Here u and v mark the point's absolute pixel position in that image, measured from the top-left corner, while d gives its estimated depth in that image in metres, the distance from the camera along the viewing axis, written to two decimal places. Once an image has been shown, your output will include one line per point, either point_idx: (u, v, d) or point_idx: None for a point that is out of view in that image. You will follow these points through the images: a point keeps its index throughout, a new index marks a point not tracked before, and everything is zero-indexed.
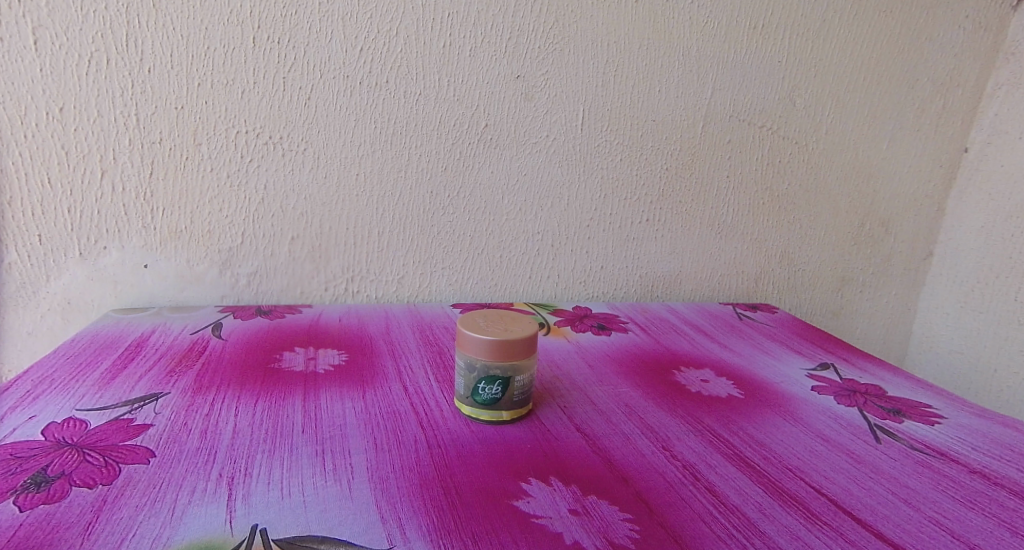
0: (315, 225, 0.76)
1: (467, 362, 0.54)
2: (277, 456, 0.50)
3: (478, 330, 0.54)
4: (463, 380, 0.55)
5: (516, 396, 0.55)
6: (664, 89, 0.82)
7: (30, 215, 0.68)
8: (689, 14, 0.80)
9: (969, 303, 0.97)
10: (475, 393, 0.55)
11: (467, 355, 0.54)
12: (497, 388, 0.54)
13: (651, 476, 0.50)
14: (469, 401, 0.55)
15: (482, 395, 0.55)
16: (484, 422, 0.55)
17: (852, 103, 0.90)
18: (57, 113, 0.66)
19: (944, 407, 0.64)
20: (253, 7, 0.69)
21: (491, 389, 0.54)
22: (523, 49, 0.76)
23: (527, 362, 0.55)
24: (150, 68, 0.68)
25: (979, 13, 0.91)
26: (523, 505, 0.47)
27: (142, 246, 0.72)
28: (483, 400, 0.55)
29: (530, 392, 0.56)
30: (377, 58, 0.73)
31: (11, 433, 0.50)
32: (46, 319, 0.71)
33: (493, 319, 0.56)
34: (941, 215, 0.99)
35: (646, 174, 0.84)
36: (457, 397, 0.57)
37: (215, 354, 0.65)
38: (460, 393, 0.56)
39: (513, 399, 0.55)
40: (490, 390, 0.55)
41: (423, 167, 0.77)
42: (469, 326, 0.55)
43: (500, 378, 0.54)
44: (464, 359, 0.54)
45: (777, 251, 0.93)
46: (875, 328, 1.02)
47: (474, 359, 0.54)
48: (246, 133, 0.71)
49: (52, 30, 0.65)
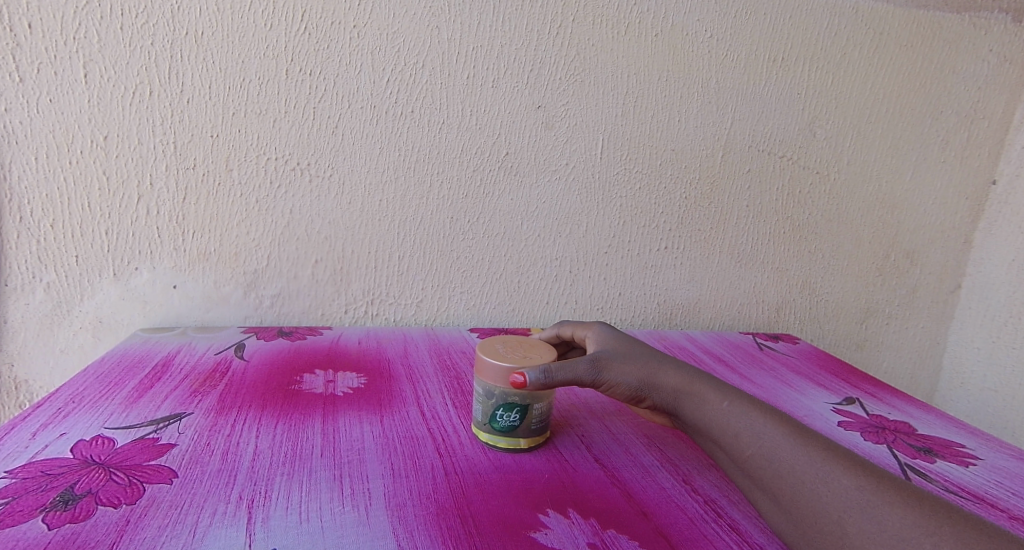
0: (338, 249, 0.77)
1: (486, 388, 0.55)
2: (296, 479, 0.50)
3: (498, 357, 0.54)
4: (482, 406, 0.56)
5: (535, 424, 0.56)
6: (683, 119, 0.82)
7: (70, 238, 0.70)
8: (709, 47, 0.81)
9: (1000, 338, 0.95)
10: (493, 420, 0.55)
11: (486, 382, 0.55)
12: (516, 415, 0.55)
13: (672, 511, 0.50)
14: (487, 428, 0.56)
15: (500, 423, 0.55)
16: (502, 450, 0.56)
17: (874, 134, 0.90)
18: (101, 141, 0.69)
19: (978, 447, 0.63)
20: (288, 41, 0.71)
21: (509, 416, 0.55)
22: (544, 80, 0.77)
23: (546, 391, 0.55)
24: (189, 100, 0.70)
25: (1002, 48, 0.90)
26: (541, 537, 0.46)
27: (172, 268, 0.74)
28: (501, 427, 0.55)
29: (548, 419, 0.57)
30: (404, 89, 0.74)
31: (42, 450, 0.51)
32: (77, 337, 0.73)
33: (512, 347, 0.57)
34: (968, 248, 0.98)
35: (664, 203, 0.84)
36: (475, 424, 0.57)
37: (237, 375, 0.66)
38: (478, 420, 0.56)
39: (531, 428, 0.56)
40: (508, 418, 0.55)
41: (445, 194, 0.78)
42: (489, 353, 0.55)
43: (518, 406, 0.55)
44: (483, 386, 0.55)
45: (798, 280, 0.92)
46: (902, 362, 1.00)
47: (493, 386, 0.54)
48: (276, 160, 0.73)
49: (100, 64, 0.67)
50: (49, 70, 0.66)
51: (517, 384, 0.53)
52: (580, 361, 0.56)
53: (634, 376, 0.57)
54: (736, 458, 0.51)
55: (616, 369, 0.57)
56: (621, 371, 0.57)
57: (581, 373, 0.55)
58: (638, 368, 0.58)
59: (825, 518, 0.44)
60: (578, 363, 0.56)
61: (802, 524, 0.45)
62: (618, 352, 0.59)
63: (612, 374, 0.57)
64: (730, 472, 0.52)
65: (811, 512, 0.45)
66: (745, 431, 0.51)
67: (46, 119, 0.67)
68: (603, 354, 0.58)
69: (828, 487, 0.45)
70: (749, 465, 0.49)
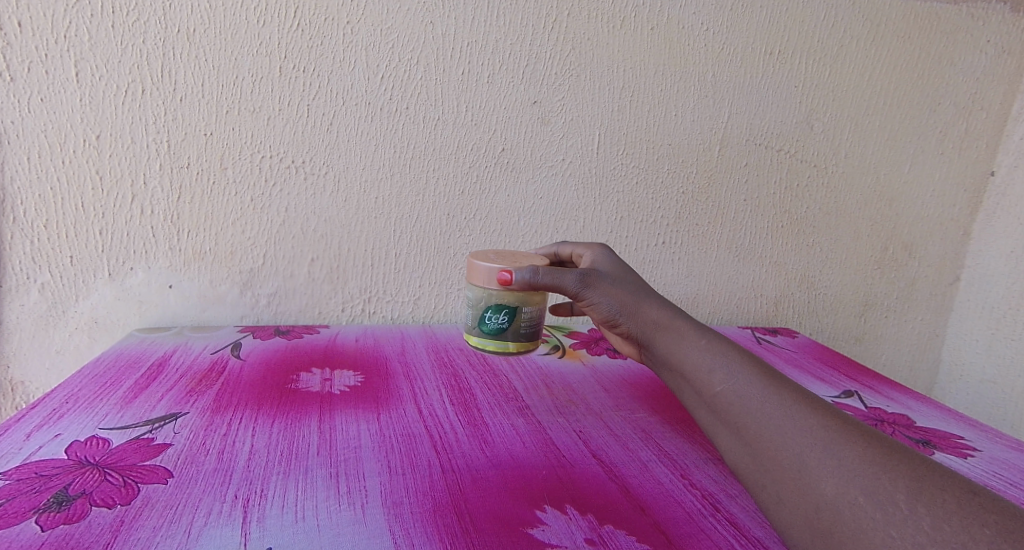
0: (334, 247, 0.77)
1: (477, 293, 0.61)
2: (292, 478, 0.50)
3: (488, 261, 0.59)
4: (473, 311, 0.62)
5: (523, 328, 0.61)
6: (680, 113, 0.82)
7: (64, 238, 0.70)
8: (705, 41, 0.81)
9: (999, 330, 0.94)
10: (483, 323, 0.61)
11: (476, 285, 0.60)
12: (504, 317, 0.60)
13: (670, 506, 0.50)
14: (477, 331, 0.62)
15: (489, 325, 0.61)
16: (491, 352, 0.62)
17: (873, 126, 0.90)
18: (93, 140, 0.68)
19: (977, 439, 0.63)
20: (281, 39, 0.70)
21: (498, 318, 0.60)
22: (540, 75, 0.77)
23: (533, 295, 0.60)
24: (182, 98, 0.69)
25: (1000, 39, 0.90)
26: (538, 533, 0.46)
27: (167, 267, 0.73)
28: (490, 330, 0.61)
29: (536, 326, 0.62)
30: (398, 85, 0.74)
31: (36, 451, 0.51)
32: (73, 338, 0.73)
33: (504, 256, 0.61)
34: (967, 240, 0.97)
35: (662, 197, 0.84)
36: (468, 330, 0.63)
37: (234, 374, 0.65)
38: (471, 325, 0.62)
39: (519, 331, 0.61)
40: (497, 320, 0.61)
41: (441, 190, 0.78)
42: (481, 259, 0.60)
43: (506, 308, 0.60)
44: (475, 291, 0.60)
45: (796, 274, 0.92)
46: (901, 355, 1.00)
47: (483, 291, 0.60)
48: (270, 158, 0.73)
49: (92, 62, 0.67)
50: (40, 69, 0.66)
51: (504, 282, 0.57)
52: (569, 270, 0.57)
53: (617, 300, 0.56)
54: (703, 394, 0.48)
55: (602, 287, 0.57)
56: (606, 292, 0.56)
57: (564, 280, 0.56)
58: (627, 293, 0.56)
59: (786, 454, 0.42)
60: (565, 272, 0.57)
61: (760, 458, 0.43)
62: (612, 273, 0.58)
63: (596, 292, 0.57)
64: (693, 407, 0.50)
65: (772, 448, 0.43)
66: (719, 369, 0.48)
67: (38, 119, 0.67)
68: (595, 270, 0.57)
69: (794, 423, 0.43)
70: (715, 402, 0.47)
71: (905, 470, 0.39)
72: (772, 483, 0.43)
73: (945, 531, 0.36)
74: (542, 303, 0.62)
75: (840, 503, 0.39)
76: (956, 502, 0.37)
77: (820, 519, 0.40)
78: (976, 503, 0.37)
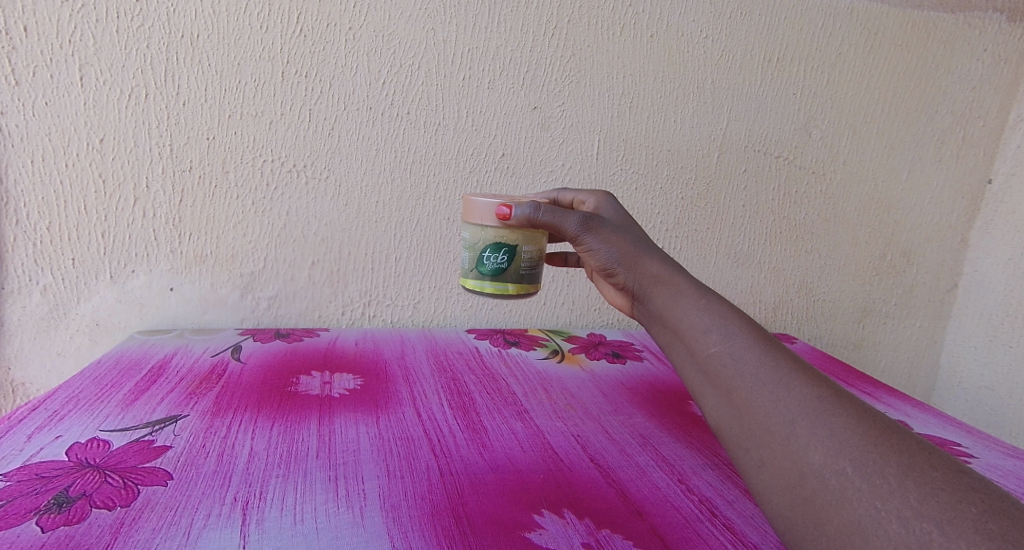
0: (334, 250, 0.77)
1: (473, 237, 0.60)
2: (291, 481, 0.50)
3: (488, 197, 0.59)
4: (470, 254, 0.61)
5: (523, 269, 0.60)
6: (680, 120, 0.83)
7: (66, 241, 0.70)
8: (704, 48, 0.81)
9: (998, 337, 0.95)
10: (481, 264, 0.60)
11: (473, 223, 0.59)
12: (503, 258, 0.59)
13: (667, 511, 0.50)
14: (475, 274, 0.61)
15: (488, 266, 0.60)
16: (489, 295, 0.60)
17: (871, 134, 0.90)
18: (97, 144, 0.69)
19: (974, 446, 0.63)
20: (284, 43, 0.71)
21: (497, 258, 0.59)
22: (540, 81, 0.77)
23: (533, 233, 0.59)
24: (185, 102, 0.70)
25: (997, 48, 0.91)
26: (535, 537, 0.46)
27: (169, 270, 0.74)
28: (489, 270, 0.60)
29: (536, 269, 0.61)
30: (399, 90, 0.74)
31: (37, 453, 0.51)
32: (74, 340, 0.73)
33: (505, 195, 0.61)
34: (965, 247, 0.98)
35: (661, 203, 0.85)
36: (465, 274, 0.62)
37: (234, 377, 0.66)
38: (468, 269, 0.61)
39: (519, 273, 0.60)
40: (496, 260, 0.59)
41: (441, 195, 0.78)
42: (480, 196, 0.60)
43: (506, 248, 0.59)
44: (471, 238, 0.60)
45: (795, 280, 0.92)
46: (900, 361, 1.00)
47: (477, 240, 0.60)
48: (272, 162, 0.73)
49: (96, 67, 0.67)
50: (45, 74, 0.66)
51: (502, 217, 0.57)
52: (571, 212, 0.56)
53: (617, 249, 0.55)
54: (694, 352, 0.47)
55: (603, 233, 0.56)
56: (606, 239, 0.55)
57: (564, 221, 0.56)
58: (628, 243, 0.55)
59: (774, 429, 0.42)
60: (567, 213, 0.56)
61: (746, 428, 0.43)
62: (617, 221, 0.57)
63: (595, 238, 0.56)
64: (681, 367, 0.49)
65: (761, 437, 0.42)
66: (716, 330, 0.47)
67: (42, 122, 0.67)
68: (599, 217, 0.56)
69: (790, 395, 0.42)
70: (708, 362, 0.46)
71: (897, 447, 0.39)
72: (761, 465, 0.42)
73: (931, 506, 0.36)
74: (543, 245, 0.61)
75: (827, 473, 0.39)
76: (946, 480, 0.37)
77: (804, 487, 0.39)
78: (964, 482, 0.37)
